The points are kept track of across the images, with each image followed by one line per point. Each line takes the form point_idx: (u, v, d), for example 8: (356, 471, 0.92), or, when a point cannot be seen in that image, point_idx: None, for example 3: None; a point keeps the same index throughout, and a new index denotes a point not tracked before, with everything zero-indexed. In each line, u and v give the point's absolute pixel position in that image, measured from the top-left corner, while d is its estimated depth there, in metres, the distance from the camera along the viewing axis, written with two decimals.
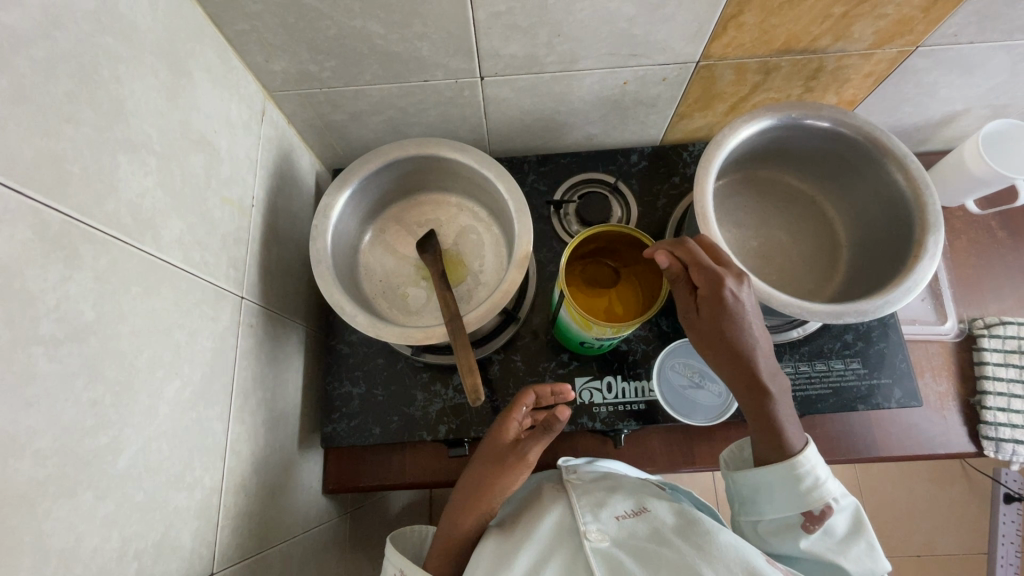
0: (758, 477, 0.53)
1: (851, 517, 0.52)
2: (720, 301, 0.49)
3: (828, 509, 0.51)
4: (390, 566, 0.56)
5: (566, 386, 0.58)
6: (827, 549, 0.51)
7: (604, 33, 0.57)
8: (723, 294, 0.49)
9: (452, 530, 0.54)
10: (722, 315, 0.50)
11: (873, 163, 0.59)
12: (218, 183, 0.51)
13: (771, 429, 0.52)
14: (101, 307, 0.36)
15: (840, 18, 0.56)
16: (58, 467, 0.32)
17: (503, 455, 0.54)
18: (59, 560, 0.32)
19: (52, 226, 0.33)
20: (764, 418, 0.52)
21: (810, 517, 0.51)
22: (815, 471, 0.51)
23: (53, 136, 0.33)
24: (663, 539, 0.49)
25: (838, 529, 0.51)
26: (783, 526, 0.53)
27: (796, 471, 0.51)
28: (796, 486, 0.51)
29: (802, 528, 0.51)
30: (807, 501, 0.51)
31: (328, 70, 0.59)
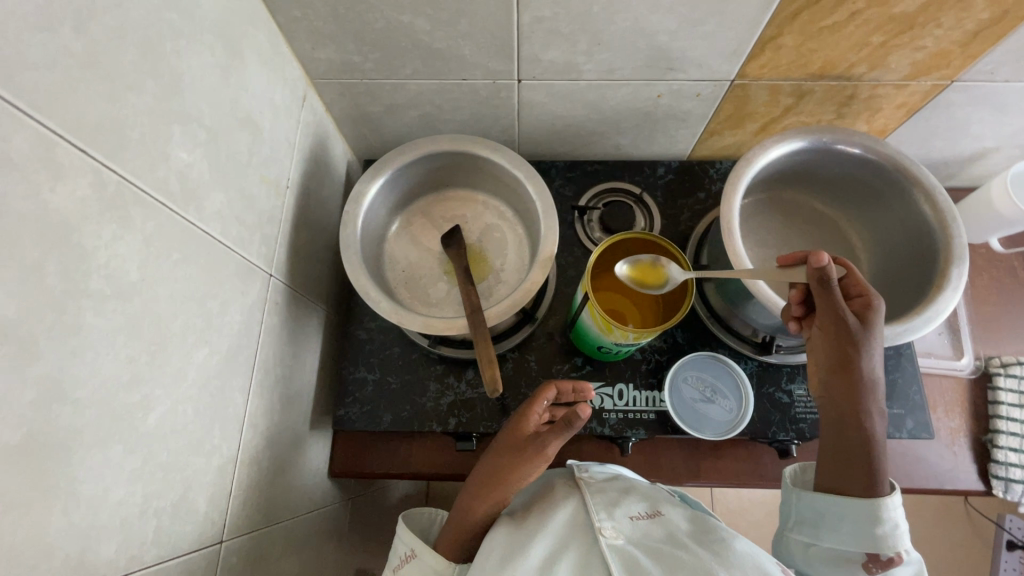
0: (829, 505, 0.50)
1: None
2: (873, 311, 0.50)
3: (896, 558, 0.48)
4: (401, 544, 0.58)
5: (586, 385, 0.58)
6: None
7: (643, 46, 0.58)
8: (877, 307, 0.50)
9: (463, 517, 0.55)
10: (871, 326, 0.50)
11: (900, 192, 0.59)
12: (259, 162, 0.53)
13: (868, 456, 0.50)
14: (145, 269, 0.37)
15: (879, 47, 0.57)
16: (96, 417, 0.33)
17: (525, 445, 0.54)
18: (88, 507, 0.33)
19: (110, 186, 0.34)
20: (867, 444, 0.50)
21: (874, 559, 0.48)
22: (896, 519, 0.48)
23: (117, 101, 0.35)
24: (678, 540, 0.50)
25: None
26: (839, 559, 0.49)
27: (881, 510, 0.48)
28: (869, 524, 0.48)
29: (861, 567, 0.48)
30: (879, 543, 0.48)
31: (371, 62, 0.61)
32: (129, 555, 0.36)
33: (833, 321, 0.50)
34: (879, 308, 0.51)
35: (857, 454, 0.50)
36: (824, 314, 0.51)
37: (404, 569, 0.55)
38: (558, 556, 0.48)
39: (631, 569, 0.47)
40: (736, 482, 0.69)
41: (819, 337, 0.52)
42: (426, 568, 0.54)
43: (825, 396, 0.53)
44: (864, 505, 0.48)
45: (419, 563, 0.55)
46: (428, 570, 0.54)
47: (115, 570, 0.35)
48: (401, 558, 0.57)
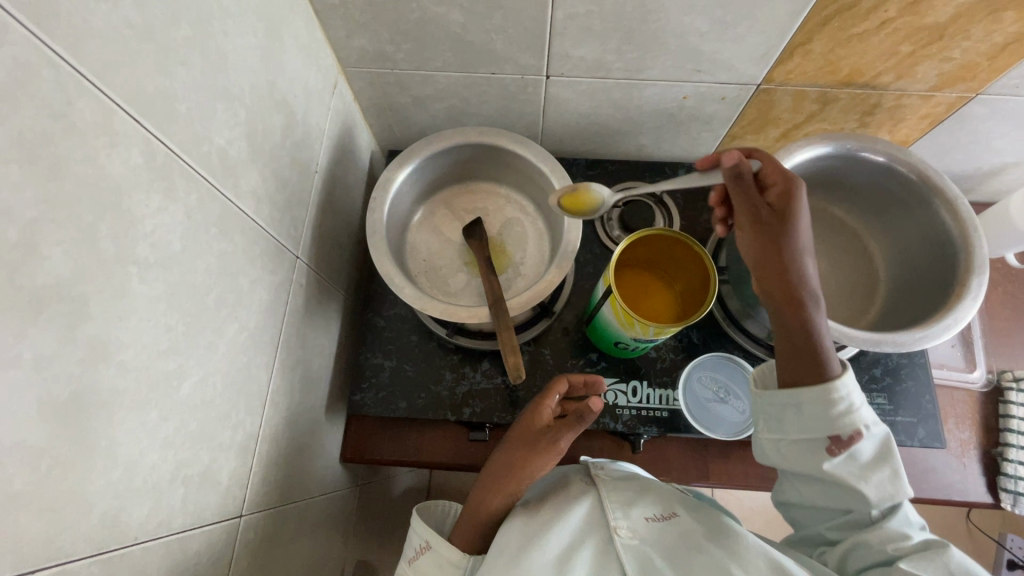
0: (782, 396, 0.49)
1: (880, 445, 0.47)
2: (790, 199, 0.47)
3: (858, 434, 0.46)
4: (416, 535, 0.58)
5: (599, 378, 0.57)
6: (847, 474, 0.46)
7: (673, 46, 0.58)
8: (795, 193, 0.47)
9: (477, 512, 0.56)
10: (792, 215, 0.47)
11: (922, 202, 0.60)
12: (291, 144, 0.54)
13: (811, 348, 0.48)
14: (185, 240, 0.38)
15: (907, 56, 0.57)
16: (135, 381, 0.34)
17: (537, 437, 0.55)
18: (124, 468, 0.34)
19: (158, 157, 0.35)
20: (806, 335, 0.47)
21: (836, 440, 0.46)
22: (852, 397, 0.46)
23: (168, 74, 0.35)
24: (692, 539, 0.50)
25: (862, 456, 0.46)
26: (806, 447, 0.48)
27: (829, 395, 0.46)
28: (825, 409, 0.46)
29: (824, 451, 0.47)
30: (837, 424, 0.46)
31: (403, 52, 0.62)
32: (158, 520, 0.37)
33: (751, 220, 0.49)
34: (797, 192, 0.47)
35: (801, 348, 0.48)
36: (743, 213, 0.49)
37: (418, 561, 0.56)
38: (574, 553, 0.49)
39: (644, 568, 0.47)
40: (746, 484, 0.70)
41: (745, 239, 0.50)
42: (441, 559, 0.55)
43: (761, 294, 0.51)
44: (812, 396, 0.47)
45: (435, 554, 0.55)
46: (442, 559, 0.55)
47: (146, 533, 0.36)
48: (416, 550, 0.57)
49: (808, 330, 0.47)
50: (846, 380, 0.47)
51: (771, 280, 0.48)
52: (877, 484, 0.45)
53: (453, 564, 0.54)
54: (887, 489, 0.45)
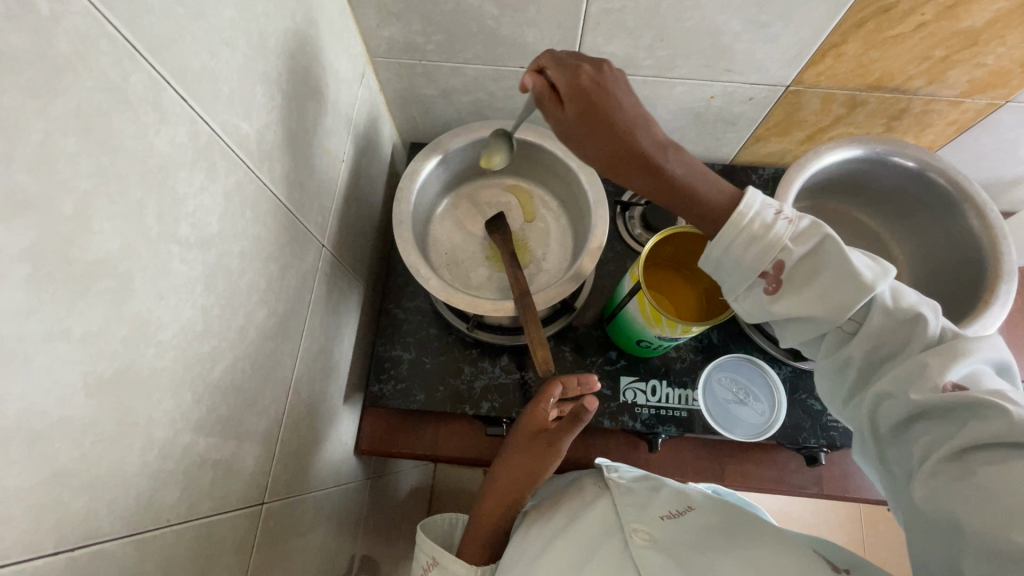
0: (708, 264, 0.44)
1: (815, 245, 0.41)
2: (583, 89, 0.41)
3: (782, 261, 0.41)
4: (422, 554, 0.59)
5: (591, 375, 0.57)
6: (796, 307, 0.42)
7: (705, 45, 0.58)
8: (605, 79, 0.41)
9: (485, 520, 0.58)
10: (597, 105, 0.40)
11: (951, 209, 0.59)
12: (321, 132, 0.54)
13: (696, 201, 0.41)
14: (223, 222, 0.38)
15: (939, 61, 0.57)
16: (172, 361, 0.34)
17: (534, 442, 0.57)
18: (160, 449, 0.33)
19: (202, 137, 0.35)
20: (682, 193, 0.41)
21: (768, 278, 0.42)
22: (755, 218, 0.41)
23: (214, 53, 0.35)
24: (711, 538, 0.49)
25: (805, 282, 0.41)
26: (753, 301, 0.44)
27: (738, 229, 0.41)
28: (740, 248, 0.41)
29: (763, 292, 0.43)
30: (756, 263, 0.41)
31: (434, 44, 0.62)
32: (189, 502, 0.37)
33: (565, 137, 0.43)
34: (580, 72, 0.41)
35: (692, 210, 0.42)
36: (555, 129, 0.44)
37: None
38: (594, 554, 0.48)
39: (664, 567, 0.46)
40: (761, 486, 0.70)
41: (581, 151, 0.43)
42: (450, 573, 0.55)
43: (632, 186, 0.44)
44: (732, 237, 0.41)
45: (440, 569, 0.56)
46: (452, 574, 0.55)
47: (177, 515, 0.36)
48: (422, 567, 0.58)
49: (680, 190, 0.40)
50: (750, 199, 0.41)
51: (613, 172, 0.42)
52: (839, 307, 0.41)
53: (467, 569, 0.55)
54: (839, 295, 0.41)
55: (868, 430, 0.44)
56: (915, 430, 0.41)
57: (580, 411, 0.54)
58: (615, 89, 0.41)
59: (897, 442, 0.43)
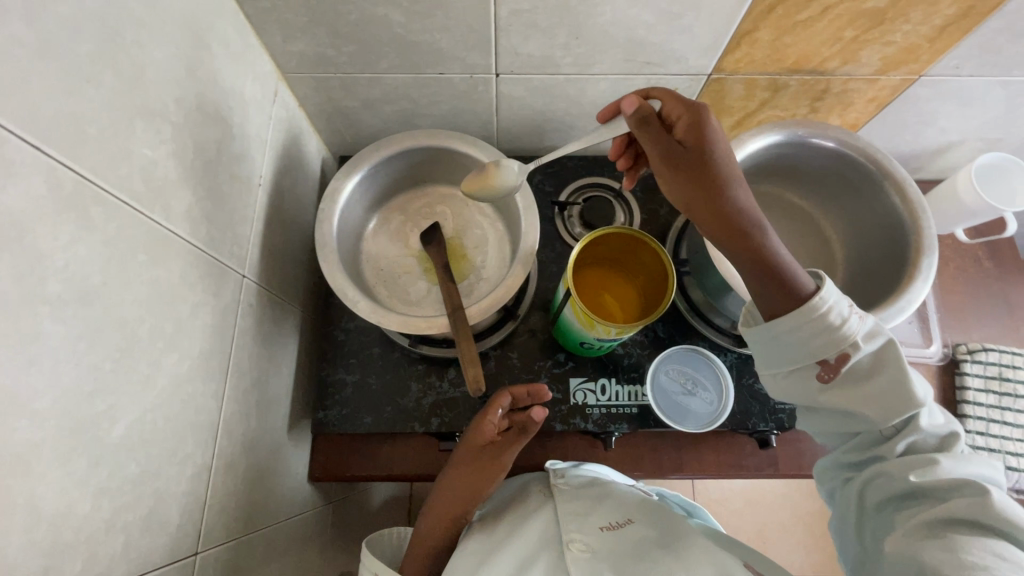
0: (767, 333, 0.46)
1: (877, 349, 0.45)
2: (694, 127, 0.43)
3: (846, 355, 0.44)
4: (365, 571, 0.56)
5: (542, 387, 0.56)
6: (847, 399, 0.45)
7: (621, 40, 0.57)
8: (705, 121, 0.43)
9: (428, 534, 0.57)
10: (705, 144, 0.43)
11: (872, 185, 0.60)
12: (229, 158, 0.51)
13: (782, 274, 0.43)
14: (108, 273, 0.36)
15: (851, 41, 0.58)
16: (55, 429, 0.31)
17: (480, 454, 0.56)
18: (50, 523, 0.31)
19: (66, 185, 0.32)
20: (770, 266, 0.43)
21: (825, 367, 0.45)
22: (834, 311, 0.43)
23: (73, 93, 0.33)
24: (644, 547, 0.50)
25: (860, 375, 0.45)
26: (799, 381, 0.47)
27: (812, 312, 0.43)
28: (809, 333, 0.44)
29: (817, 378, 0.46)
30: (823, 351, 0.44)
31: (346, 55, 0.59)
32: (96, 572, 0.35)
33: (667, 164, 0.45)
34: (708, 116, 0.44)
35: (766, 277, 0.44)
36: (660, 152, 0.46)
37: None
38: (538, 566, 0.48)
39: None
40: (716, 472, 0.70)
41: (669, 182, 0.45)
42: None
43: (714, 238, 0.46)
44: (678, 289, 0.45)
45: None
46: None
47: None
48: None
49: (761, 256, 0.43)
50: (827, 292, 0.44)
51: (705, 220, 0.44)
52: (887, 409, 0.45)
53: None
54: (892, 400, 0.45)
55: (855, 505, 0.47)
56: (903, 509, 0.44)
57: (528, 421, 0.55)
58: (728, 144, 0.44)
59: (878, 518, 0.46)
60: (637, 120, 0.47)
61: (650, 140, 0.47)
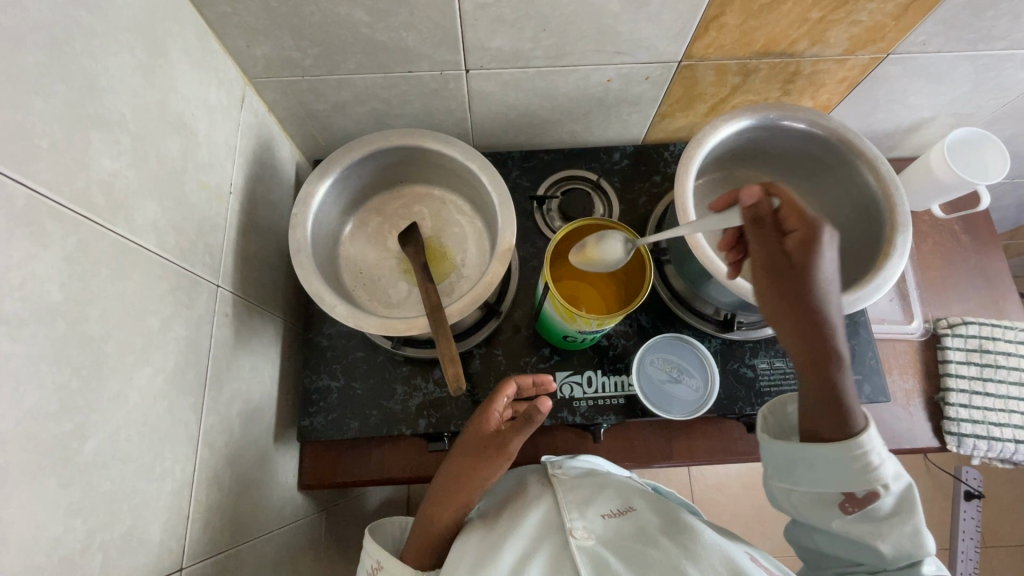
0: (800, 450, 0.48)
1: (902, 495, 0.47)
2: (810, 245, 0.46)
3: (873, 494, 0.47)
4: (369, 557, 0.57)
5: (546, 378, 0.59)
6: (864, 530, 0.47)
7: (589, 30, 0.57)
8: (814, 240, 0.46)
9: (431, 524, 0.56)
10: (808, 260, 0.46)
11: (845, 164, 0.60)
12: (195, 167, 0.50)
13: (839, 403, 0.46)
14: (69, 288, 0.35)
15: (818, 22, 0.58)
16: (20, 452, 0.31)
17: (488, 444, 0.56)
18: (20, 547, 0.31)
19: (17, 201, 0.31)
20: (829, 393, 0.46)
21: (850, 500, 0.48)
22: (873, 454, 0.46)
23: (20, 107, 0.32)
24: (647, 535, 0.52)
25: (880, 510, 0.47)
26: (818, 500, 0.49)
27: (850, 451, 0.46)
28: (847, 467, 0.46)
29: (841, 509, 0.48)
30: (855, 487, 0.46)
31: (312, 58, 0.58)
32: None
33: (766, 270, 0.48)
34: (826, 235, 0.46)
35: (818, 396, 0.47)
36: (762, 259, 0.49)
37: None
38: (526, 564, 0.49)
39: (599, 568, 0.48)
40: (707, 458, 0.71)
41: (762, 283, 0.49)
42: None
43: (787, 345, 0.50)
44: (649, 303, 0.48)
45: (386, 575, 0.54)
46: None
47: None
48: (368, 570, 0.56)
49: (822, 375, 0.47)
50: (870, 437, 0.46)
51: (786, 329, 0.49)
52: (897, 548, 0.47)
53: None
54: (903, 543, 0.47)
55: None
56: None
57: (534, 411, 0.54)
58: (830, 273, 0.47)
59: None
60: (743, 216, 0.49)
61: (753, 241, 0.49)
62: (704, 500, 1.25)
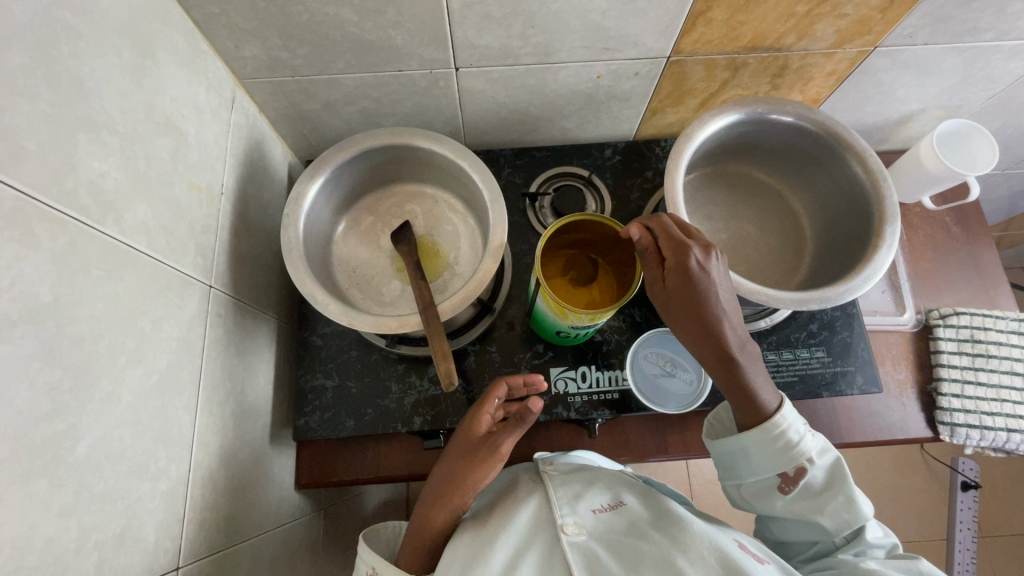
0: (732, 444, 0.54)
1: (830, 467, 0.53)
2: (682, 269, 0.49)
3: (803, 468, 0.52)
4: (363, 562, 0.57)
5: (537, 376, 0.58)
6: (805, 506, 0.52)
7: (577, 26, 0.57)
8: (689, 262, 0.49)
9: (424, 529, 0.56)
10: (686, 285, 0.50)
11: (834, 156, 0.61)
12: (185, 167, 0.50)
13: (746, 394, 0.52)
14: (59, 290, 0.35)
15: (804, 16, 0.58)
16: (12, 452, 0.31)
17: (477, 448, 0.55)
18: (13, 547, 0.31)
19: (5, 203, 0.31)
20: (736, 388, 0.52)
21: (785, 479, 0.53)
22: (790, 430, 0.52)
23: (7, 109, 0.32)
24: (638, 529, 0.53)
25: (815, 484, 0.52)
26: (763, 488, 0.54)
27: (771, 431, 0.52)
28: (771, 446, 0.52)
29: (781, 489, 0.53)
30: (785, 464, 0.52)
31: (301, 58, 0.59)
32: None
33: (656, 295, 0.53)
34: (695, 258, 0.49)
35: (732, 392, 0.53)
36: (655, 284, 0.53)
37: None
38: (520, 559, 0.49)
39: (589, 560, 0.49)
40: (702, 452, 0.71)
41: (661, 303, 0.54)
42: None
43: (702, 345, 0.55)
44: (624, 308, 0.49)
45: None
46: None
47: None
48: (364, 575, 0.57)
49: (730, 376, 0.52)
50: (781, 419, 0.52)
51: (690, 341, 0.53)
52: (839, 519, 0.51)
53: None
54: (844, 512, 0.51)
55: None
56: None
57: (524, 411, 0.54)
58: (715, 287, 0.50)
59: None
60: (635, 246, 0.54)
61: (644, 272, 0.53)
62: (703, 494, 1.26)
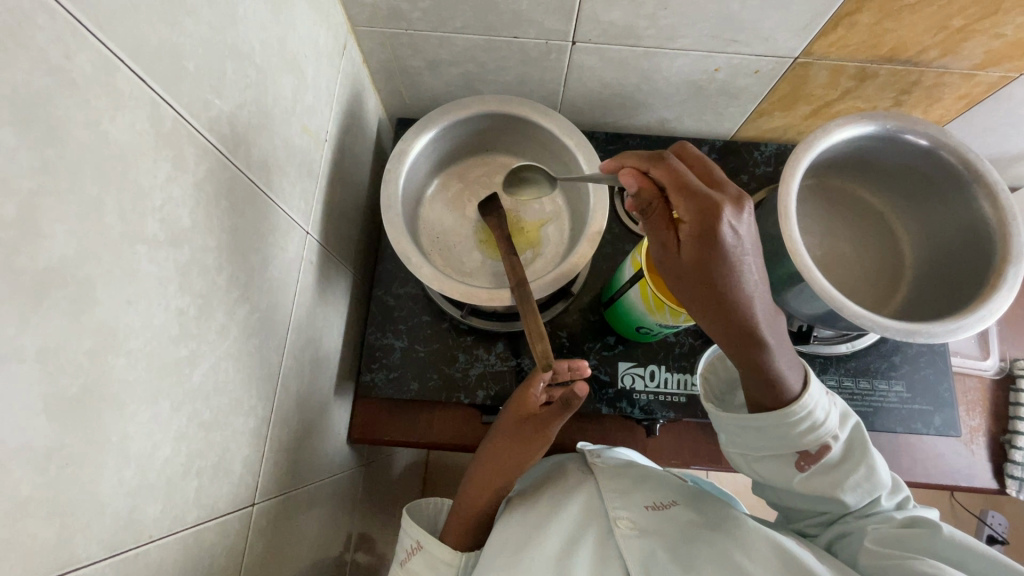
0: (746, 420, 0.48)
1: (848, 438, 0.48)
2: (707, 238, 0.38)
3: (826, 447, 0.47)
4: (406, 537, 0.58)
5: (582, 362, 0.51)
6: (822, 484, 0.47)
7: (712, 13, 0.54)
8: (711, 232, 0.37)
9: (470, 507, 0.56)
10: (705, 256, 0.38)
11: (960, 188, 0.57)
12: (302, 109, 0.50)
13: (767, 378, 0.45)
14: (196, 216, 0.35)
15: (956, 31, 0.54)
16: (146, 370, 0.31)
17: (523, 431, 0.54)
18: (138, 462, 0.31)
19: (165, 123, 0.31)
20: (759, 370, 0.44)
21: (803, 456, 0.47)
22: (815, 411, 0.46)
23: (175, 27, 0.31)
24: (694, 525, 0.50)
25: (834, 460, 0.47)
26: (775, 464, 0.49)
27: (791, 415, 0.45)
28: (786, 428, 0.46)
29: (796, 465, 0.48)
30: (803, 442, 0.46)
31: (420, 11, 0.57)
32: (173, 514, 0.35)
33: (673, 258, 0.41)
34: (722, 224, 0.37)
35: (750, 371, 0.45)
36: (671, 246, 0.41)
37: (411, 561, 0.56)
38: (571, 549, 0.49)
39: (647, 562, 0.47)
40: None
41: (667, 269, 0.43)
42: (434, 559, 0.55)
43: None
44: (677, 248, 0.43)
45: (426, 554, 0.55)
46: (437, 558, 0.55)
47: (161, 529, 0.34)
48: (407, 549, 0.57)
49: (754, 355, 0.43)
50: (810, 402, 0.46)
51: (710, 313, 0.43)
52: (857, 494, 0.46)
53: (446, 564, 0.54)
54: (862, 483, 0.46)
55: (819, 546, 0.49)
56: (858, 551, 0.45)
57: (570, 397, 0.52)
58: (745, 253, 0.39)
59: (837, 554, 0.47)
60: (639, 197, 0.42)
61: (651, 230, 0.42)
62: None
